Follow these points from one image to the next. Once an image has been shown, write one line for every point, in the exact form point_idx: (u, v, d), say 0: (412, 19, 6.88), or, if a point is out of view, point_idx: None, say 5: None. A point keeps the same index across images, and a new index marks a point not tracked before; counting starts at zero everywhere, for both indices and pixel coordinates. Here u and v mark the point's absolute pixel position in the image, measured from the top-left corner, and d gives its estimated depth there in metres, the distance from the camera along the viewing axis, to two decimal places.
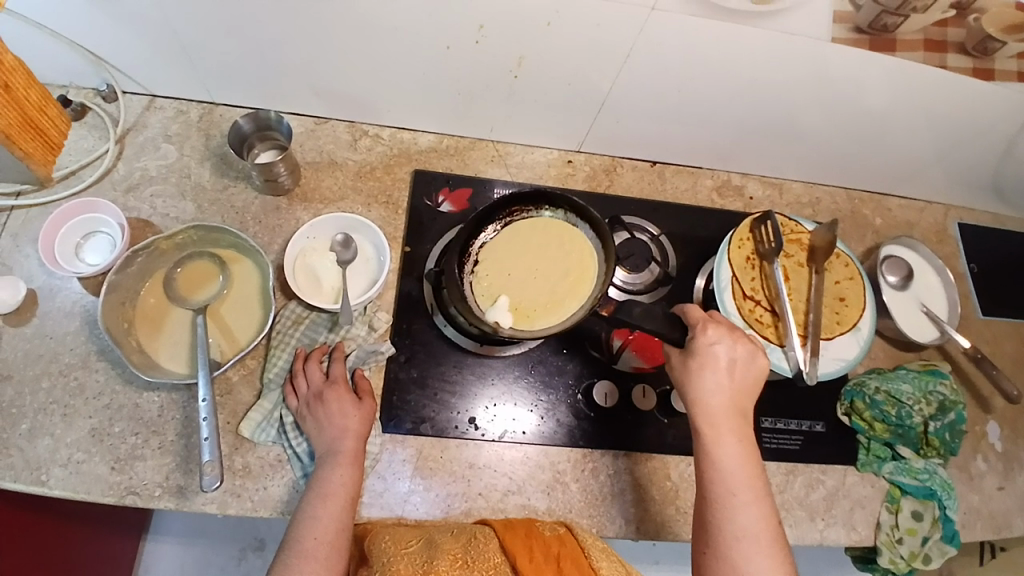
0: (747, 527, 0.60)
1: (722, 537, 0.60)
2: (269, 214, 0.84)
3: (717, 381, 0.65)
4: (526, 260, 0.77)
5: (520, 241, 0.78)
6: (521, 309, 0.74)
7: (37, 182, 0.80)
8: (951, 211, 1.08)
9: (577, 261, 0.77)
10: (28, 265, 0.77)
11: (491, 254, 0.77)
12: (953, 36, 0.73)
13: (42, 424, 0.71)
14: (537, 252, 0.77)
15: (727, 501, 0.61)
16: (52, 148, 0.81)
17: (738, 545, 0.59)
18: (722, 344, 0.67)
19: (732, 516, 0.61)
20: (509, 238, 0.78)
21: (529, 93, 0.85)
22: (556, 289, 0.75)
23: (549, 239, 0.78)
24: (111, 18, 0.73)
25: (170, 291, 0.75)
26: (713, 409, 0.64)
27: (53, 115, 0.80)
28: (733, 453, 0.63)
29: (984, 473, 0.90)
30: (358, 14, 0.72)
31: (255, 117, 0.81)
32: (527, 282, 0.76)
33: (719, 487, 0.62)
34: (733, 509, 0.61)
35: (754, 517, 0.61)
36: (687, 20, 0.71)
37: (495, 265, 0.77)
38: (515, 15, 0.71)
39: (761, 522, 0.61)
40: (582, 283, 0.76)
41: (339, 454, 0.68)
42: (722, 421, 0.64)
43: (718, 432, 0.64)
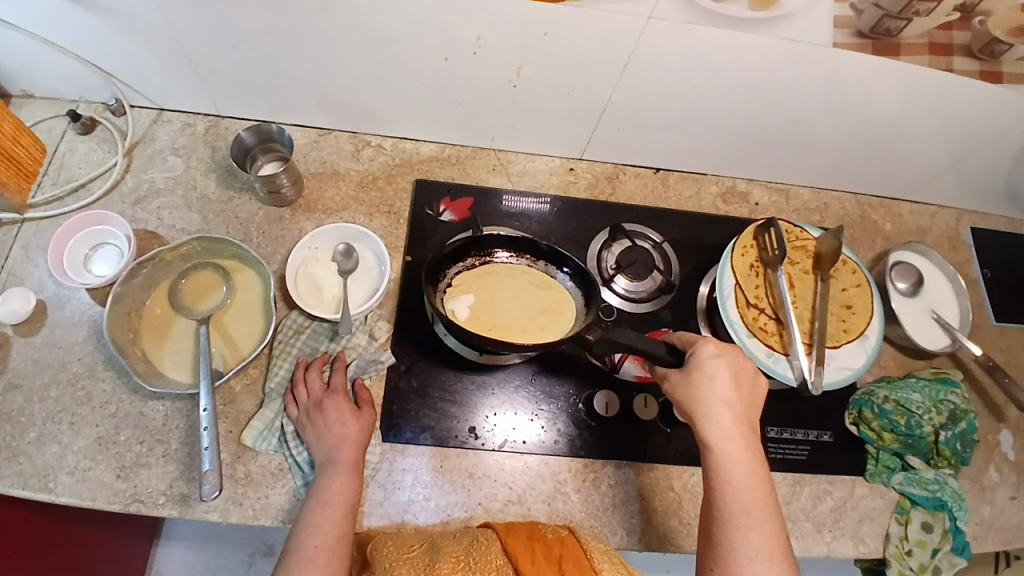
0: (753, 539, 0.59)
1: (728, 549, 0.59)
2: (272, 224, 0.85)
3: (721, 391, 0.64)
4: (507, 290, 0.80)
5: (505, 274, 0.81)
6: (496, 330, 0.76)
7: (14, 211, 0.81)
8: (964, 216, 1.06)
9: (554, 305, 0.80)
10: (39, 276, 0.79)
11: (474, 281, 0.80)
12: (959, 40, 0.72)
13: (51, 431, 0.72)
14: (520, 286, 0.80)
15: (732, 512, 0.60)
16: (28, 176, 0.82)
17: (744, 558, 0.58)
18: (723, 358, 0.66)
19: (737, 528, 0.60)
20: (492, 273, 0.81)
21: (530, 103, 0.85)
22: (533, 320, 0.78)
23: (533, 276, 0.81)
24: (119, 34, 0.74)
25: (174, 301, 0.76)
26: (717, 419, 0.63)
27: (27, 144, 0.82)
28: (738, 464, 0.62)
29: (997, 484, 0.88)
30: (359, 27, 0.73)
31: (258, 130, 0.82)
32: (505, 309, 0.78)
33: (724, 498, 0.61)
34: (738, 520, 0.60)
35: (760, 529, 0.60)
36: (685, 29, 0.71)
37: (477, 289, 0.79)
38: (514, 25, 0.72)
39: (771, 541, 0.59)
40: (560, 323, 0.78)
41: (338, 463, 0.68)
42: (726, 432, 0.63)
43: (722, 443, 0.63)
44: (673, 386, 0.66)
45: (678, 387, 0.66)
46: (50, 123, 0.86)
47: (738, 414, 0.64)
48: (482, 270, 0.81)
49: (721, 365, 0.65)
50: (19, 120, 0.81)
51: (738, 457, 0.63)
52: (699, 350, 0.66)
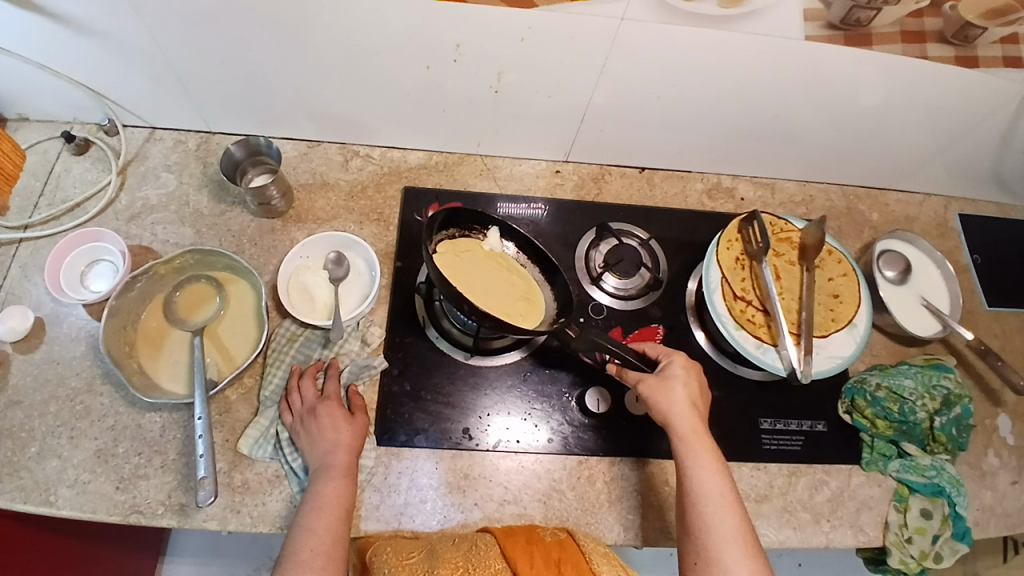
0: (727, 523, 0.63)
1: (705, 536, 0.62)
2: (264, 235, 0.87)
3: (686, 393, 0.70)
4: (492, 272, 0.80)
5: (492, 258, 0.81)
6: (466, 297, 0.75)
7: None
8: (952, 203, 1.06)
9: (527, 291, 0.80)
10: (36, 294, 0.81)
11: (468, 252, 0.80)
12: (931, 26, 0.73)
13: (51, 446, 0.73)
14: (496, 267, 0.80)
15: (706, 501, 0.64)
16: (9, 179, 0.85)
17: (719, 542, 0.61)
18: (688, 368, 0.72)
19: (711, 515, 0.63)
20: (471, 252, 0.81)
21: (512, 107, 0.86)
22: (504, 305, 0.77)
23: (507, 261, 0.82)
24: (108, 55, 0.76)
25: (169, 314, 0.78)
26: (682, 419, 0.68)
27: (9, 149, 0.84)
28: (705, 458, 0.66)
29: (997, 469, 0.88)
30: (340, 40, 0.74)
31: (246, 144, 0.84)
32: (483, 286, 0.77)
33: (696, 489, 0.65)
34: (711, 508, 0.64)
35: (731, 513, 0.64)
36: (658, 28, 0.72)
37: (465, 260, 0.79)
38: (489, 30, 0.73)
39: (741, 524, 0.63)
40: (533, 308, 0.78)
41: (332, 468, 0.69)
42: (692, 429, 0.68)
43: (690, 438, 0.67)
44: (650, 389, 0.70)
45: (653, 389, 0.70)
46: (45, 145, 0.89)
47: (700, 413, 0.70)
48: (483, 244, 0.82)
49: (687, 372, 0.71)
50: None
51: (704, 450, 0.67)
52: (672, 360, 0.72)
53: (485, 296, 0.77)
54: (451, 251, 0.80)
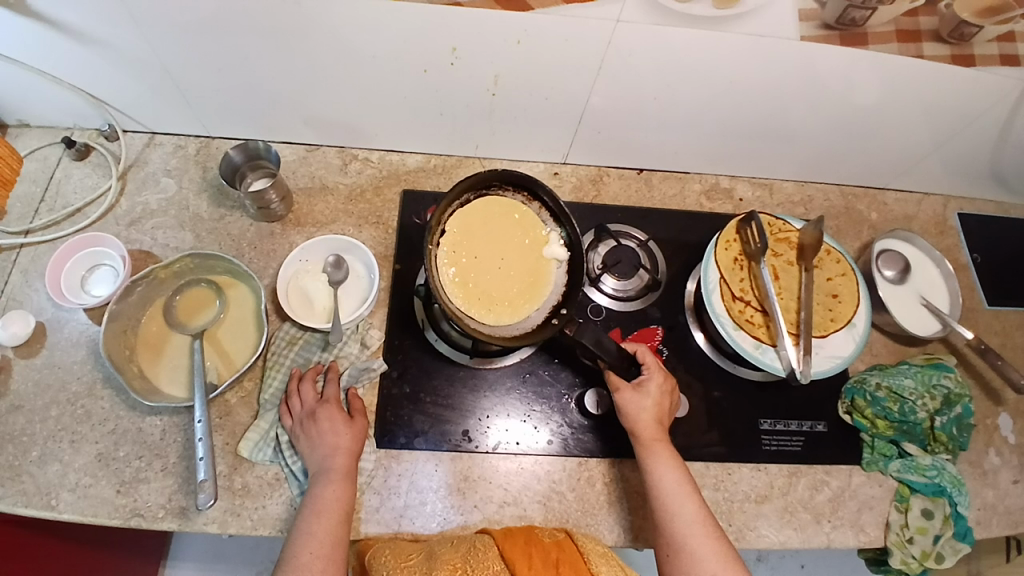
0: (688, 511, 0.67)
1: (670, 525, 0.67)
2: (263, 239, 0.88)
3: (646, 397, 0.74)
4: (507, 250, 0.79)
5: (512, 230, 0.80)
6: (466, 281, 0.77)
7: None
8: (951, 202, 1.06)
9: (534, 271, 0.79)
10: (37, 299, 0.81)
11: (489, 225, 0.79)
12: (926, 25, 0.73)
13: (51, 450, 0.74)
14: (510, 241, 0.79)
15: (667, 493, 0.69)
16: (5, 184, 0.85)
17: (683, 529, 0.66)
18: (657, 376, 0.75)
19: (673, 504, 0.68)
20: (493, 220, 0.79)
21: (509, 110, 0.86)
22: (508, 288, 0.78)
23: (527, 234, 0.80)
24: (106, 63, 0.77)
25: (169, 318, 0.78)
26: (642, 422, 0.73)
27: (6, 156, 0.84)
28: (663, 457, 0.71)
29: (999, 468, 0.87)
30: (336, 45, 0.75)
31: (245, 148, 0.84)
32: (490, 263, 0.78)
33: (657, 484, 0.70)
34: (672, 498, 0.69)
35: (690, 501, 0.68)
36: (652, 29, 0.72)
37: (482, 235, 0.79)
38: (484, 33, 0.73)
39: (701, 510, 0.68)
40: (535, 291, 0.78)
41: (331, 472, 0.70)
42: (653, 430, 0.73)
43: (649, 440, 0.73)
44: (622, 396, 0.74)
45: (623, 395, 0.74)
46: (46, 151, 0.89)
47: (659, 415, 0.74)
48: (512, 214, 0.80)
49: (657, 378, 0.75)
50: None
51: (661, 448, 0.72)
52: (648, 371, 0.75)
53: (487, 275, 0.78)
54: (465, 221, 0.79)
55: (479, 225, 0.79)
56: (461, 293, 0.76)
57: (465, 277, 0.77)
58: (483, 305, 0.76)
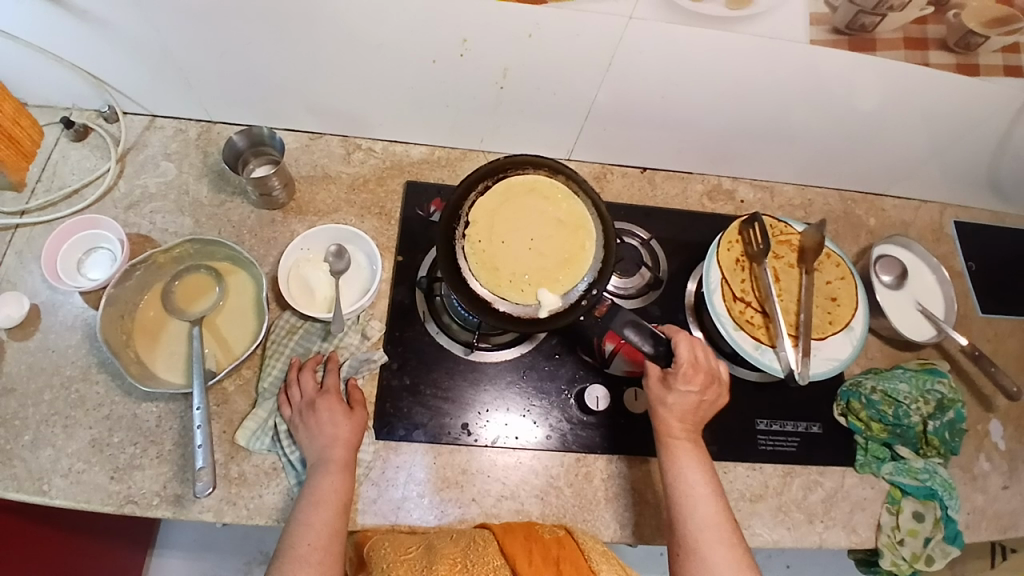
0: (704, 512, 0.67)
1: (684, 525, 0.67)
2: (264, 227, 0.87)
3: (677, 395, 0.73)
4: (537, 230, 0.76)
5: (539, 211, 0.77)
6: (495, 265, 0.74)
7: (9, 187, 0.84)
8: (947, 209, 1.07)
9: (570, 248, 0.76)
10: (31, 281, 0.80)
11: (517, 206, 0.77)
12: (934, 33, 0.73)
13: (44, 435, 0.72)
14: (540, 221, 0.76)
15: (686, 494, 0.69)
16: (25, 156, 0.85)
17: (695, 529, 0.66)
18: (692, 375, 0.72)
19: (689, 506, 0.68)
20: (518, 201, 0.77)
21: (516, 103, 0.86)
22: (542, 269, 0.74)
23: (557, 213, 0.77)
24: (110, 43, 0.75)
25: (167, 304, 0.77)
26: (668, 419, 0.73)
27: (27, 126, 0.85)
28: (686, 455, 0.71)
29: (988, 473, 0.89)
30: (346, 33, 0.74)
31: (248, 134, 0.83)
32: (522, 244, 0.75)
33: (678, 484, 0.70)
34: (689, 499, 0.69)
35: (710, 505, 0.68)
36: (664, 27, 0.72)
37: (510, 216, 0.76)
38: (496, 26, 0.73)
39: (720, 516, 0.68)
40: (573, 269, 0.74)
41: (329, 463, 0.69)
42: (680, 429, 0.72)
43: (675, 439, 0.72)
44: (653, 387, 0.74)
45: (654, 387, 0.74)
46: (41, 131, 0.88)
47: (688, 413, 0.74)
48: (541, 194, 0.78)
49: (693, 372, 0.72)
50: (18, 104, 0.84)
51: (687, 447, 0.72)
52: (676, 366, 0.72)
53: (519, 257, 0.75)
54: (485, 206, 0.77)
55: (505, 208, 0.77)
56: (491, 278, 0.73)
57: (495, 260, 0.74)
58: (519, 287, 0.73)
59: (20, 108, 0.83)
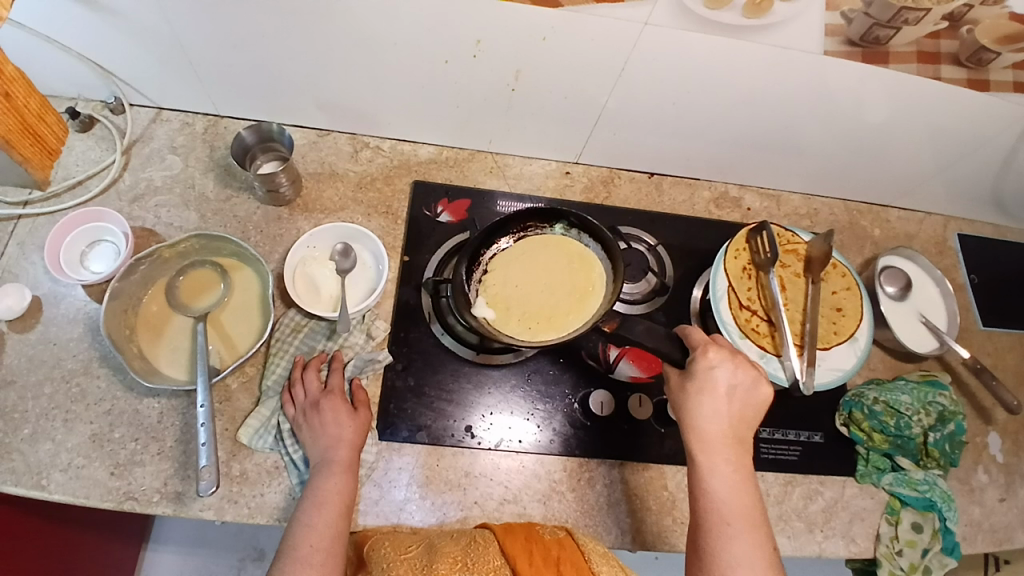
0: (740, 546, 0.60)
1: (712, 558, 0.60)
2: (270, 223, 0.86)
3: (714, 401, 0.66)
4: (551, 274, 0.78)
5: (554, 258, 0.79)
6: (508, 306, 0.76)
7: (34, 185, 0.83)
8: (951, 223, 1.08)
9: (578, 290, 0.77)
10: (33, 272, 0.79)
11: (534, 250, 0.80)
12: (947, 48, 0.73)
13: (44, 428, 0.72)
14: (553, 267, 0.78)
15: (717, 521, 0.61)
16: (52, 154, 0.84)
17: (728, 564, 0.59)
18: (722, 367, 0.68)
19: (721, 537, 0.60)
20: (534, 250, 0.80)
21: (527, 106, 0.86)
22: (553, 308, 0.76)
23: (570, 259, 0.79)
24: (120, 33, 0.75)
25: (171, 299, 0.76)
26: (709, 427, 0.65)
27: (52, 123, 0.83)
28: (725, 472, 0.63)
29: (985, 486, 0.89)
30: (358, 30, 0.73)
31: (258, 129, 0.82)
32: (534, 287, 0.77)
33: (709, 509, 0.62)
34: (722, 529, 0.61)
35: (744, 538, 0.60)
36: (678, 34, 0.72)
37: (527, 263, 0.79)
38: (511, 27, 0.72)
39: (755, 551, 0.60)
40: (581, 309, 0.76)
41: (333, 463, 0.69)
42: (717, 443, 0.64)
43: (710, 454, 0.64)
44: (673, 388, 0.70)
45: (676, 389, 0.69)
46: None
47: (729, 422, 0.66)
48: (558, 241, 0.81)
49: (717, 352, 0.69)
50: (43, 97, 0.82)
51: (723, 465, 0.64)
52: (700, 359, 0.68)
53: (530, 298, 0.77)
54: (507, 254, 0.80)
55: (524, 254, 0.80)
56: (502, 318, 0.75)
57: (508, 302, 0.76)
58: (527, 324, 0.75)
59: (46, 105, 0.81)
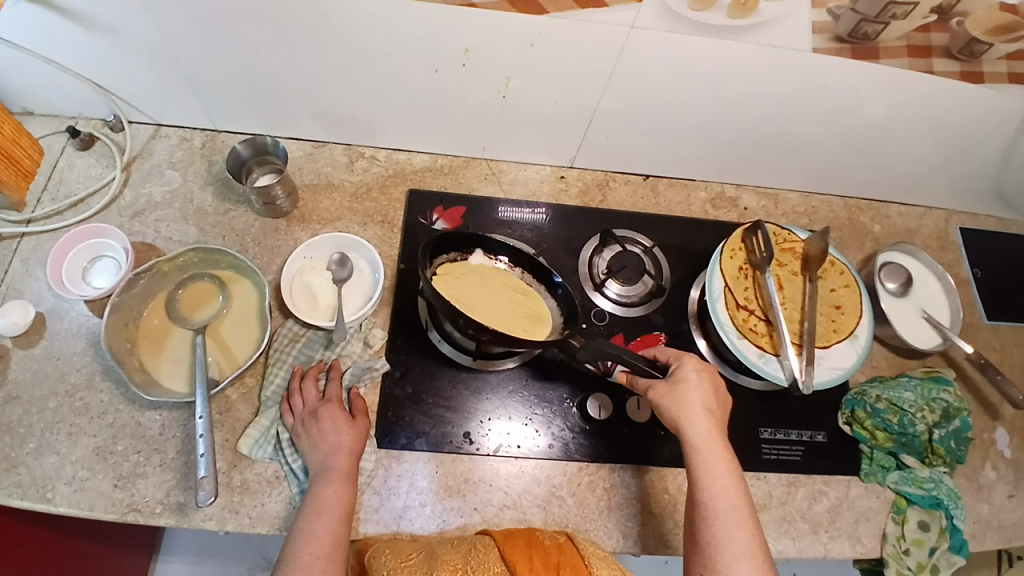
0: (739, 539, 0.62)
1: (715, 551, 0.62)
2: (268, 235, 0.87)
3: (701, 401, 0.69)
4: (508, 294, 0.80)
5: (511, 284, 0.81)
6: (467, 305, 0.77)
7: (10, 206, 0.84)
8: (953, 217, 1.07)
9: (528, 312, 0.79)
10: (37, 289, 0.80)
11: (490, 273, 0.82)
12: (938, 41, 0.73)
13: (48, 442, 0.73)
14: (509, 290, 0.80)
15: (716, 515, 0.63)
16: (26, 175, 0.85)
17: (729, 560, 0.61)
18: (700, 372, 0.71)
19: (723, 529, 0.62)
20: (492, 273, 0.82)
21: (520, 112, 0.86)
22: (505, 324, 0.77)
23: (523, 289, 0.81)
24: (118, 52, 0.76)
25: (171, 312, 0.77)
26: (701, 426, 0.67)
27: (26, 146, 0.84)
28: (722, 468, 0.66)
29: (994, 482, 0.88)
30: (348, 41, 0.74)
31: (253, 143, 0.84)
32: (489, 298, 0.79)
33: (708, 503, 0.64)
34: (723, 522, 0.63)
35: (743, 530, 0.63)
36: (665, 36, 0.72)
37: (485, 281, 0.80)
38: (499, 34, 0.73)
39: (753, 542, 0.62)
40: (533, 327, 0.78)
41: (332, 471, 0.69)
42: (709, 441, 0.67)
43: (706, 451, 0.66)
44: (660, 395, 0.70)
45: (665, 396, 0.69)
46: (48, 139, 0.88)
47: (716, 422, 0.69)
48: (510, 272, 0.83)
49: (694, 361, 0.72)
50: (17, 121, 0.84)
51: (720, 462, 0.66)
52: (684, 364, 0.71)
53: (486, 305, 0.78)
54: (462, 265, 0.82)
55: (476, 270, 0.81)
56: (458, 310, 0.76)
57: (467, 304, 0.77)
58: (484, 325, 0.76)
59: (21, 129, 0.83)
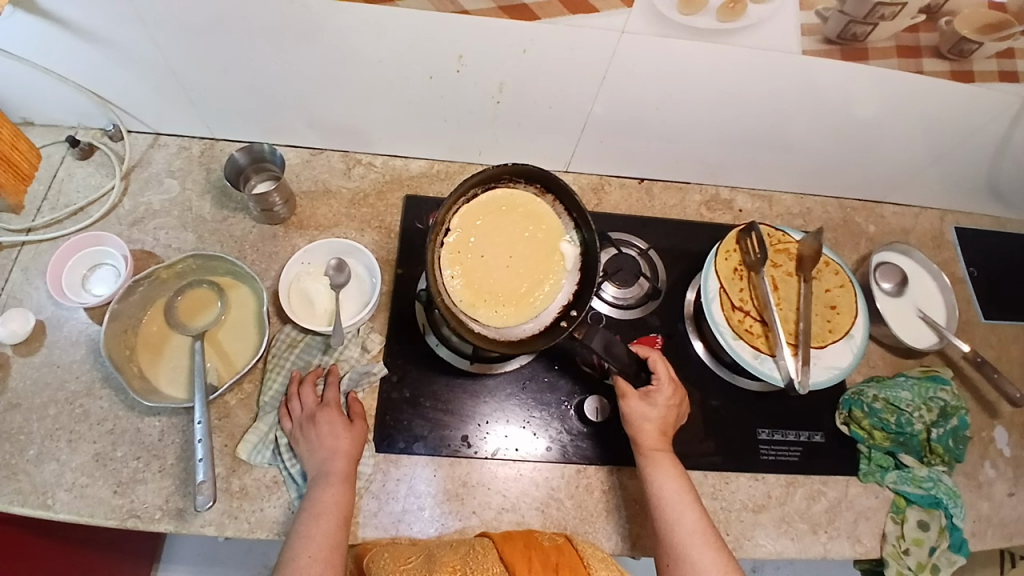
0: (689, 519, 0.69)
1: (671, 534, 0.68)
2: (265, 242, 0.88)
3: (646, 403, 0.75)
4: (518, 254, 0.76)
5: (525, 242, 0.76)
6: (471, 270, 0.74)
7: (9, 210, 0.85)
8: (948, 216, 1.07)
9: (535, 278, 0.75)
10: (37, 298, 0.81)
11: (507, 223, 0.76)
12: (926, 41, 0.74)
13: (48, 449, 0.73)
14: (520, 249, 0.76)
15: (666, 502, 0.70)
16: (25, 179, 0.86)
17: (683, 539, 0.68)
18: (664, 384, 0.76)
19: (674, 513, 0.69)
20: (510, 223, 0.76)
21: (514, 116, 0.87)
22: (507, 293, 0.74)
23: (538, 246, 0.76)
24: (115, 62, 0.77)
25: (170, 318, 0.78)
26: (644, 425, 0.74)
27: (24, 150, 0.86)
28: (664, 461, 0.73)
29: (994, 480, 0.88)
30: (342, 48, 0.75)
31: (250, 151, 0.85)
32: (496, 262, 0.75)
33: (659, 493, 0.71)
34: (672, 507, 0.70)
35: (692, 511, 0.70)
36: (655, 40, 0.73)
37: (498, 235, 0.76)
38: (491, 40, 0.74)
39: (701, 521, 0.69)
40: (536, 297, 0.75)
41: (329, 475, 0.69)
42: (654, 439, 0.74)
43: (650, 449, 0.74)
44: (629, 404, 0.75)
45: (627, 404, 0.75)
46: (48, 149, 0.89)
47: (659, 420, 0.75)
48: (534, 222, 0.77)
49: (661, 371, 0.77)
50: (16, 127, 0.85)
51: (662, 457, 0.74)
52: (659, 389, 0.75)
53: (492, 269, 0.75)
54: (483, 203, 0.76)
55: (507, 209, 0.77)
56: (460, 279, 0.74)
57: (471, 270, 0.74)
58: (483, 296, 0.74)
59: (18, 133, 0.84)
